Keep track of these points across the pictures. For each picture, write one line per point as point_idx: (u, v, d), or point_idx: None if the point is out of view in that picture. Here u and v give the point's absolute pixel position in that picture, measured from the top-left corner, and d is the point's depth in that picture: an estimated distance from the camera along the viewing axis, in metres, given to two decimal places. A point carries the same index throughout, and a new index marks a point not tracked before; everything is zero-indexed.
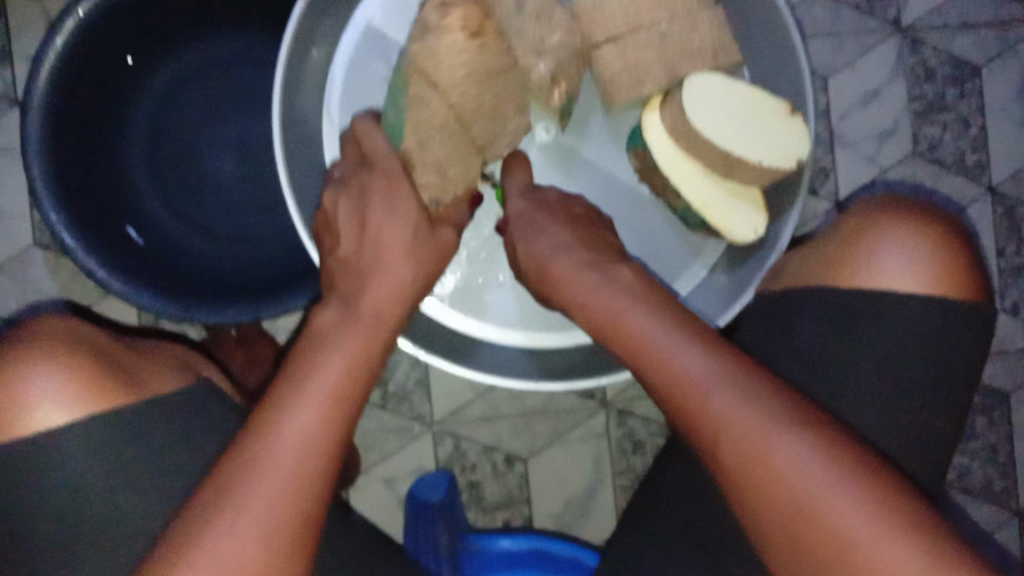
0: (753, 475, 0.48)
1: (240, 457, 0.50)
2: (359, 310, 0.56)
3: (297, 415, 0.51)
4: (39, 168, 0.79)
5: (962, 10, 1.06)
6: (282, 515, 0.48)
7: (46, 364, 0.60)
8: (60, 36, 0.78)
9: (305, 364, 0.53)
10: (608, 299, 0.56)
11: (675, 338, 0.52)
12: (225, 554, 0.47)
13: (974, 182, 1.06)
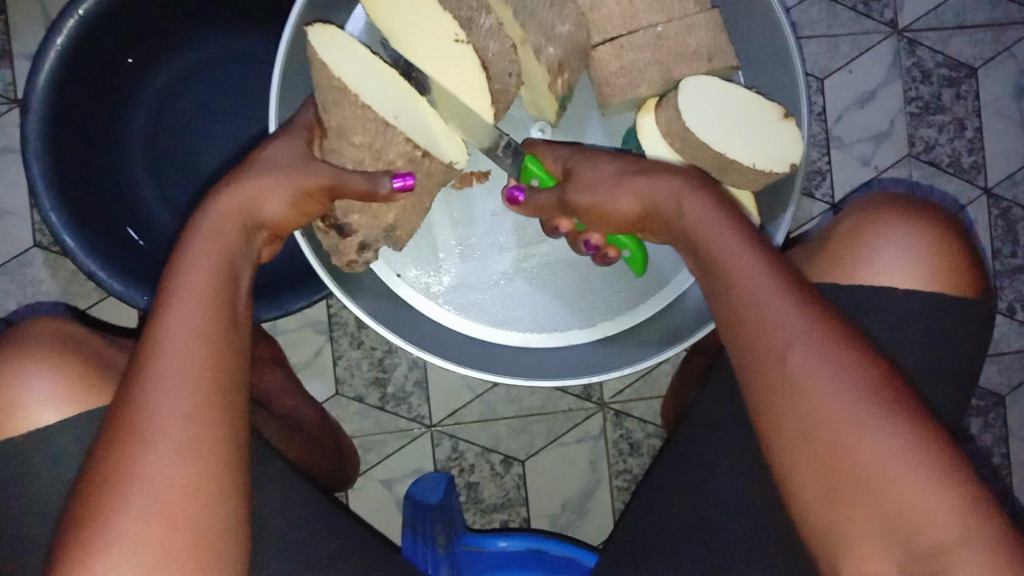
0: (798, 391, 0.45)
1: (131, 391, 0.46)
2: (231, 236, 0.53)
3: (188, 345, 0.47)
4: (39, 168, 0.79)
5: (958, 12, 1.07)
6: (188, 450, 0.45)
7: (36, 361, 0.61)
8: (58, 36, 0.78)
9: (193, 293, 0.49)
10: (676, 199, 0.52)
11: (734, 240, 0.49)
12: (133, 496, 0.44)
13: (970, 183, 1.07)
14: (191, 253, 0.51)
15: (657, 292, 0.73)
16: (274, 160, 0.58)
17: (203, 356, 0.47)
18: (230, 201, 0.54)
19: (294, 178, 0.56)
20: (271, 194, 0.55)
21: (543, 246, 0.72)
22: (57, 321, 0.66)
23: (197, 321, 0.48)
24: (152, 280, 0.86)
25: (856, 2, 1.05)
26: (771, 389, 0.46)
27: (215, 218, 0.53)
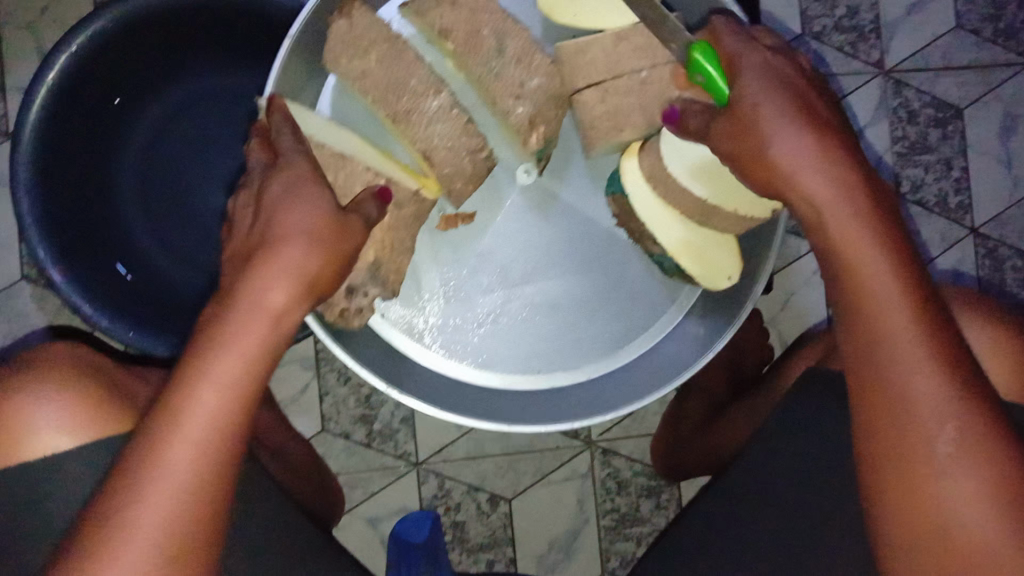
0: (902, 427, 0.45)
1: (155, 440, 0.47)
2: (259, 329, 0.49)
3: (184, 461, 0.46)
4: (29, 204, 0.80)
5: (943, 54, 1.08)
6: (180, 519, 0.46)
7: (47, 388, 0.62)
8: (51, 72, 0.79)
9: (213, 406, 0.47)
10: (818, 177, 0.49)
11: (891, 260, 0.47)
12: (126, 552, 0.45)
13: (957, 223, 1.07)
14: (224, 353, 0.48)
15: (640, 335, 0.73)
16: (288, 218, 0.52)
17: (225, 427, 0.48)
18: (278, 281, 0.50)
19: (322, 234, 0.53)
20: (275, 278, 0.50)
21: (528, 286, 0.71)
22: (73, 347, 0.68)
23: (231, 391, 0.48)
24: (140, 315, 0.85)
25: (843, 43, 1.06)
26: (893, 405, 0.45)
27: (263, 274, 0.50)
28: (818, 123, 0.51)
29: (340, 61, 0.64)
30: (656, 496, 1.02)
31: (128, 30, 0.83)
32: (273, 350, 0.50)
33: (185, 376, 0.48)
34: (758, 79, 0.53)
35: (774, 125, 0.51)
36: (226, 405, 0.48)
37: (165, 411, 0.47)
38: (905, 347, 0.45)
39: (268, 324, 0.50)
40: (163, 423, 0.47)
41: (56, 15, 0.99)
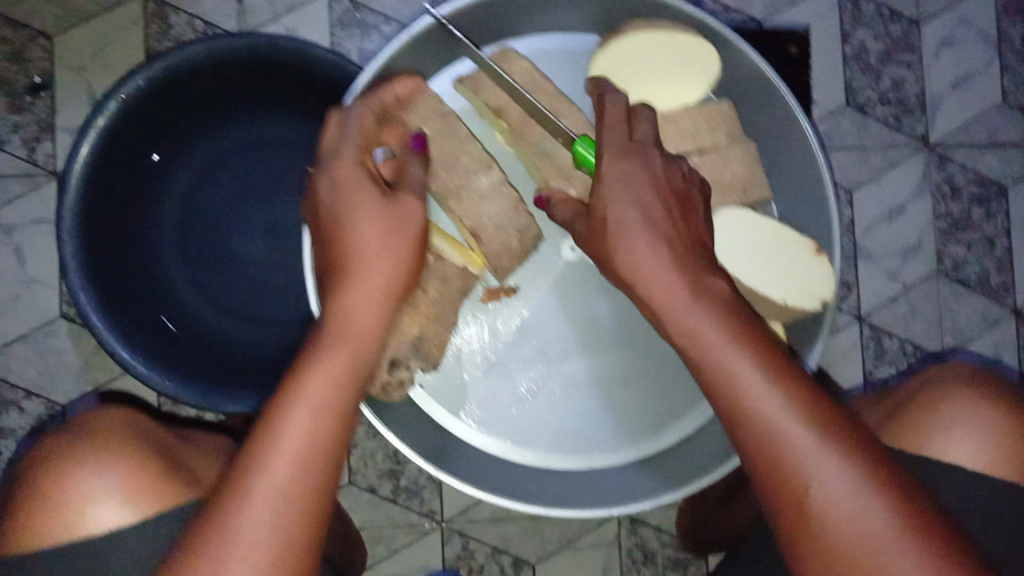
0: (795, 495, 0.47)
1: (267, 430, 0.49)
2: (359, 340, 0.54)
3: (293, 457, 0.48)
4: (72, 252, 0.80)
5: (989, 131, 1.07)
6: (293, 501, 0.47)
7: (107, 460, 0.64)
8: (100, 118, 0.80)
9: (314, 405, 0.50)
10: (671, 286, 0.52)
11: (723, 327, 0.50)
12: (241, 534, 0.46)
13: (998, 303, 1.06)
14: (321, 359, 0.52)
15: (679, 417, 0.72)
16: (370, 222, 0.57)
17: (333, 414, 0.50)
18: (361, 300, 0.55)
19: (402, 236, 0.58)
20: (364, 301, 0.55)
21: (568, 364, 0.71)
22: (130, 413, 0.71)
23: (337, 380, 0.51)
24: (175, 363, 0.85)
25: (887, 115, 1.05)
26: (766, 460, 0.47)
27: (350, 286, 0.55)
28: (651, 208, 0.55)
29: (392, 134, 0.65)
30: (683, 568, 1.00)
31: (178, 79, 0.84)
32: (366, 359, 0.54)
33: (289, 381, 0.51)
34: (624, 187, 0.56)
35: (632, 221, 0.55)
36: (326, 409, 0.50)
37: (275, 406, 0.50)
38: (763, 407, 0.48)
39: (361, 336, 0.55)
40: (267, 426, 0.49)
41: (108, 59, 1.00)
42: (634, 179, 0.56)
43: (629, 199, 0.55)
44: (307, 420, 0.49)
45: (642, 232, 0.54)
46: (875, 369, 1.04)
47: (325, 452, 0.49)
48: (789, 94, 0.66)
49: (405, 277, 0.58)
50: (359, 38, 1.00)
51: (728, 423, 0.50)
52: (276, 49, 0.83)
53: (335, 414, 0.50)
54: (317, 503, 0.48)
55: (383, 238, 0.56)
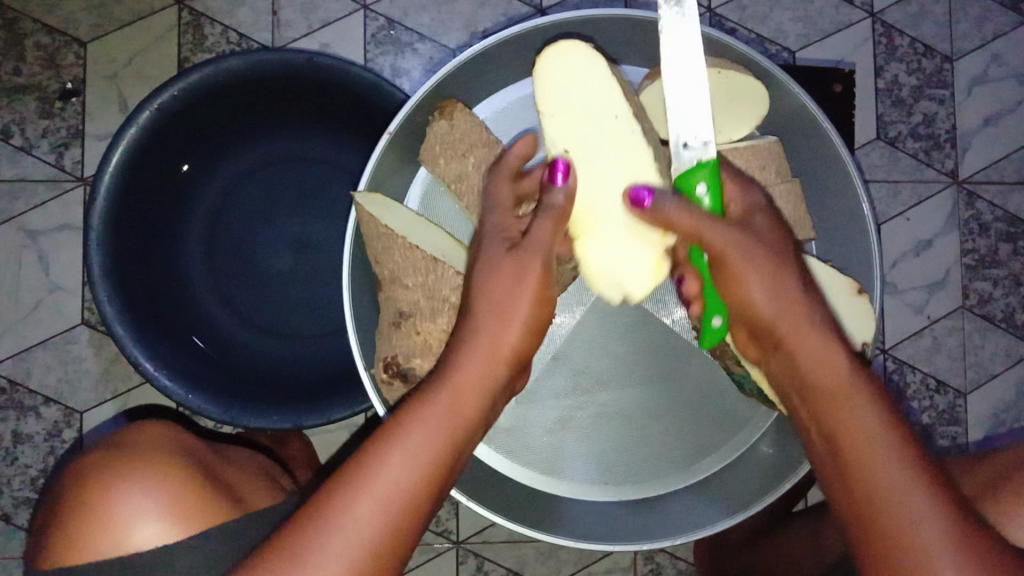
0: (889, 545, 0.46)
1: (376, 453, 0.49)
2: (472, 397, 0.53)
3: (389, 493, 0.48)
4: (98, 259, 0.80)
5: (1018, 168, 1.06)
6: (391, 527, 0.47)
7: (146, 480, 0.64)
8: (133, 128, 0.80)
9: (423, 449, 0.49)
10: (800, 329, 0.54)
11: (878, 413, 0.50)
12: (337, 552, 0.46)
13: (1023, 341, 1.05)
14: (440, 406, 0.51)
15: (710, 454, 0.72)
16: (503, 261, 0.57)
17: (439, 453, 0.50)
18: (481, 358, 0.54)
19: (530, 270, 0.56)
20: (479, 358, 0.54)
21: (601, 396, 0.71)
22: (172, 430, 0.72)
23: (450, 425, 0.51)
24: (201, 376, 0.85)
25: (917, 150, 1.05)
26: (884, 529, 0.46)
27: (480, 336, 0.55)
28: (777, 257, 0.56)
29: (438, 161, 0.66)
30: None
31: (213, 91, 0.84)
32: (474, 422, 0.53)
33: (401, 419, 0.51)
34: (739, 224, 0.57)
35: (755, 268, 0.56)
36: (432, 454, 0.50)
37: (384, 434, 0.50)
38: (892, 475, 0.47)
39: (476, 398, 0.53)
40: (373, 451, 0.49)
41: (142, 68, 1.00)
42: (772, 256, 0.56)
43: (772, 287, 0.55)
44: (410, 461, 0.49)
45: (762, 273, 0.56)
46: (897, 404, 1.04)
47: (417, 500, 0.49)
48: (833, 132, 0.67)
49: (522, 347, 0.57)
50: (394, 55, 1.00)
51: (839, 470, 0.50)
52: (312, 66, 0.82)
53: (436, 463, 0.50)
54: (395, 549, 0.48)
55: (507, 293, 0.56)
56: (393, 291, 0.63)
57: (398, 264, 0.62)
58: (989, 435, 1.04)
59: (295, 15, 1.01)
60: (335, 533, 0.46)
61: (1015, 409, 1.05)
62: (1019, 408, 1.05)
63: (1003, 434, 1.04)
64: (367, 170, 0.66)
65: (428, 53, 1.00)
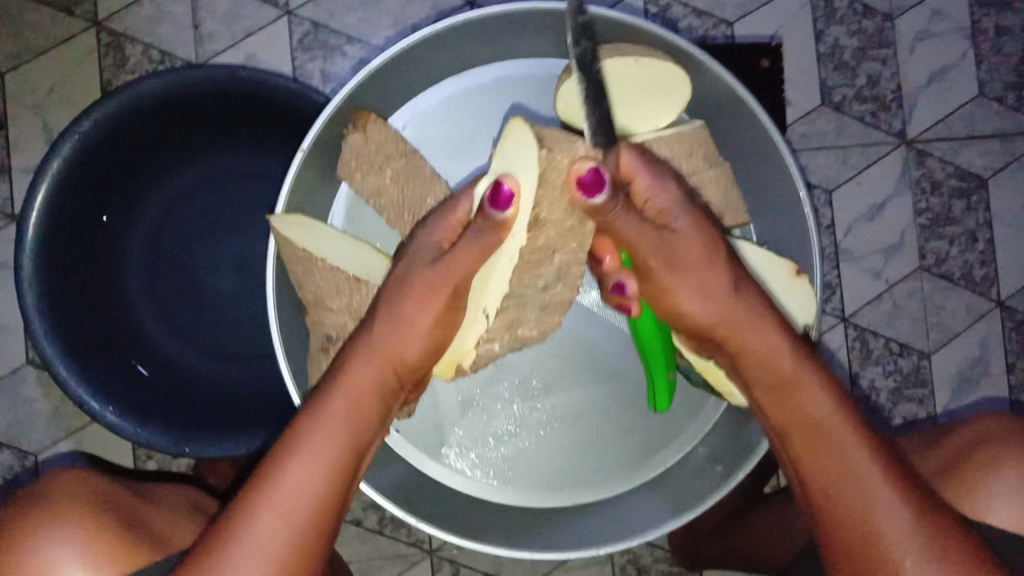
0: (852, 522, 0.51)
1: (273, 468, 0.51)
2: (374, 393, 0.56)
3: (304, 496, 0.50)
4: (32, 297, 0.78)
5: (966, 122, 1.05)
6: (297, 536, 0.49)
7: (56, 532, 0.62)
8: (54, 161, 0.77)
9: (328, 449, 0.52)
10: (745, 315, 0.56)
11: (830, 401, 0.54)
12: (249, 565, 0.48)
13: (983, 296, 1.05)
14: (337, 404, 0.54)
15: (662, 450, 0.73)
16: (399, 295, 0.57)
17: (338, 459, 0.52)
18: (373, 363, 0.56)
19: (427, 307, 0.56)
20: (368, 362, 0.56)
21: (547, 401, 0.71)
22: (84, 472, 0.69)
23: (342, 435, 0.53)
24: (149, 407, 0.83)
25: (864, 113, 1.03)
26: (851, 530, 0.51)
27: (370, 350, 0.56)
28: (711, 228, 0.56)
29: (355, 175, 0.68)
30: None
31: (136, 116, 0.81)
32: (375, 414, 0.56)
33: (306, 420, 0.53)
34: (665, 201, 0.55)
35: (717, 266, 0.56)
36: (337, 453, 0.52)
37: (280, 450, 0.52)
38: (862, 478, 0.51)
39: (373, 397, 0.56)
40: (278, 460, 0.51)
41: (65, 96, 0.97)
42: (711, 251, 0.55)
43: (703, 285, 0.55)
44: (318, 463, 0.51)
45: (699, 245, 0.55)
46: (862, 371, 1.03)
47: (329, 499, 0.51)
48: (764, 114, 0.66)
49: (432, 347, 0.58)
50: (322, 60, 0.97)
51: (797, 452, 0.54)
52: (232, 80, 0.79)
53: (343, 462, 0.52)
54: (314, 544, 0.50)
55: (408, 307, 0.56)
56: (321, 315, 0.64)
57: (322, 284, 0.63)
58: (956, 396, 1.03)
59: (217, 28, 0.97)
60: (243, 547, 0.48)
61: (980, 366, 1.04)
62: (984, 364, 1.04)
63: (969, 391, 1.04)
64: (285, 187, 0.66)
65: (357, 55, 0.97)
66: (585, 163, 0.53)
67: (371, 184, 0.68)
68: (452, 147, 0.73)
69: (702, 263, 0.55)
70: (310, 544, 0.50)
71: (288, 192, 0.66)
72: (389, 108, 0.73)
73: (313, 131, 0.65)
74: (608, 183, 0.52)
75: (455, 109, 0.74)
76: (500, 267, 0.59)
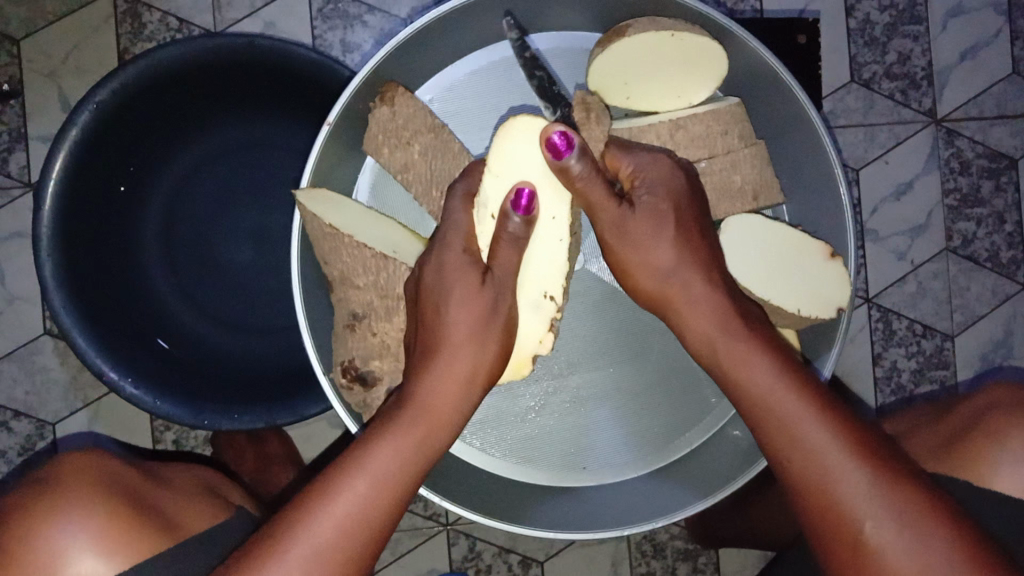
0: (815, 492, 0.49)
1: (339, 474, 0.52)
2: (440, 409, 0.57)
3: (363, 494, 0.52)
4: (51, 269, 0.77)
5: (999, 101, 1.02)
6: (351, 540, 0.51)
7: (77, 511, 0.62)
8: (74, 129, 0.76)
9: (392, 453, 0.54)
10: (689, 287, 0.58)
11: (769, 368, 0.53)
12: (307, 560, 0.49)
13: (1009, 279, 1.03)
14: (406, 417, 0.56)
15: (686, 432, 0.73)
16: (453, 306, 0.58)
17: (402, 474, 0.54)
18: (444, 378, 0.58)
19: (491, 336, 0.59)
20: (441, 374, 0.58)
21: (572, 379, 0.71)
22: (91, 455, 0.68)
23: (413, 448, 0.55)
24: (170, 378, 0.82)
25: (893, 90, 1.01)
26: (814, 499, 0.49)
27: (442, 366, 0.58)
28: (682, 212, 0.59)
29: (382, 149, 0.67)
30: (692, 559, 0.98)
31: (156, 84, 0.79)
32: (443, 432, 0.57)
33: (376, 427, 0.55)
34: (652, 177, 0.59)
35: (661, 239, 0.59)
36: (404, 465, 0.54)
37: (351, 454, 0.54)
38: (809, 442, 0.49)
39: (440, 413, 0.57)
40: (349, 461, 0.53)
41: (82, 63, 0.96)
42: (662, 231, 0.59)
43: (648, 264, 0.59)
44: (381, 469, 0.53)
45: (649, 216, 0.59)
46: (884, 352, 1.02)
47: (388, 505, 0.53)
48: (801, 92, 0.65)
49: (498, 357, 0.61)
50: (342, 30, 0.96)
51: (751, 422, 0.53)
52: (253, 49, 0.78)
53: (407, 471, 0.54)
54: (362, 542, 0.51)
55: (474, 305, 0.59)
56: (346, 291, 0.64)
57: (347, 262, 0.63)
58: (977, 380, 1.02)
59: None
60: (301, 537, 0.50)
61: (1003, 349, 1.03)
62: (1008, 347, 1.03)
63: (991, 374, 1.03)
64: (310, 160, 0.65)
65: (379, 25, 0.95)
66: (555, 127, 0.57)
67: (397, 159, 0.67)
68: (478, 122, 0.72)
69: (646, 245, 0.59)
70: (364, 540, 0.51)
71: (313, 165, 0.65)
72: (416, 81, 0.72)
73: (340, 103, 0.64)
74: (576, 147, 0.56)
75: (482, 82, 0.72)
76: (538, 248, 0.64)
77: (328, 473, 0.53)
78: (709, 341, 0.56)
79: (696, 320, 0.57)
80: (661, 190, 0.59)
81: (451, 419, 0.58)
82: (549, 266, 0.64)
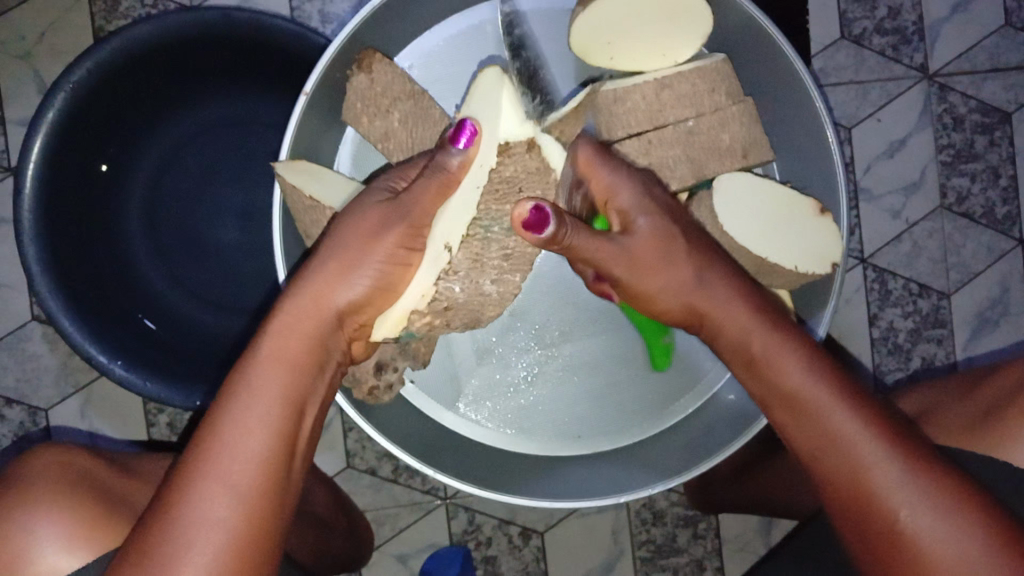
0: (850, 476, 0.47)
1: (208, 438, 0.45)
2: (311, 338, 0.51)
3: (254, 452, 0.45)
4: (32, 253, 0.76)
5: (991, 54, 1.01)
6: (249, 507, 0.44)
7: (45, 498, 0.60)
8: (49, 112, 0.75)
9: (268, 400, 0.47)
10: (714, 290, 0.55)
11: (802, 360, 0.51)
12: (201, 541, 0.43)
13: (1005, 235, 1.02)
14: (265, 353, 0.49)
15: (681, 398, 0.72)
16: (349, 231, 0.54)
17: (276, 415, 0.47)
18: (306, 304, 0.52)
19: (366, 253, 0.53)
20: (306, 299, 0.52)
21: (563, 348, 0.71)
22: (61, 447, 0.66)
23: (278, 384, 0.48)
24: (160, 362, 0.81)
25: (884, 46, 0.99)
26: (849, 487, 0.47)
27: (300, 296, 0.52)
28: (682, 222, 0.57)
29: (362, 119, 0.66)
30: (693, 525, 0.98)
31: (131, 62, 0.77)
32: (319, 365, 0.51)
33: (237, 372, 0.49)
34: (644, 200, 0.56)
35: (678, 265, 0.55)
36: (279, 406, 0.47)
37: (213, 414, 0.47)
38: (841, 432, 0.48)
39: (312, 341, 0.51)
40: (212, 422, 0.46)
41: (57, 43, 0.94)
42: (674, 252, 0.55)
43: (672, 284, 0.55)
44: (253, 422, 0.46)
45: (653, 230, 0.55)
46: (881, 312, 1.01)
47: (278, 460, 0.46)
48: (788, 47, 0.64)
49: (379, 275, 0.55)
50: (321, 1, 0.94)
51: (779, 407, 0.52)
52: (227, 22, 0.76)
53: (285, 412, 0.47)
54: (260, 511, 0.45)
55: (359, 220, 0.54)
56: None
57: None
58: (975, 338, 1.02)
59: None
60: (186, 520, 0.43)
61: (1000, 306, 1.02)
62: (1004, 304, 1.02)
63: (989, 332, 1.02)
64: (289, 131, 0.64)
65: None
66: (525, 205, 0.51)
67: (381, 128, 0.65)
68: (461, 89, 0.71)
69: (666, 266, 0.55)
70: (259, 506, 0.45)
71: (292, 136, 0.64)
72: (395, 48, 0.70)
73: (317, 71, 0.63)
74: (552, 215, 0.50)
75: (464, 46, 0.71)
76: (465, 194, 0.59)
77: (194, 441, 0.46)
78: (732, 330, 0.54)
79: (720, 315, 0.54)
80: (657, 212, 0.56)
81: (318, 349, 0.51)
82: (460, 211, 0.59)
